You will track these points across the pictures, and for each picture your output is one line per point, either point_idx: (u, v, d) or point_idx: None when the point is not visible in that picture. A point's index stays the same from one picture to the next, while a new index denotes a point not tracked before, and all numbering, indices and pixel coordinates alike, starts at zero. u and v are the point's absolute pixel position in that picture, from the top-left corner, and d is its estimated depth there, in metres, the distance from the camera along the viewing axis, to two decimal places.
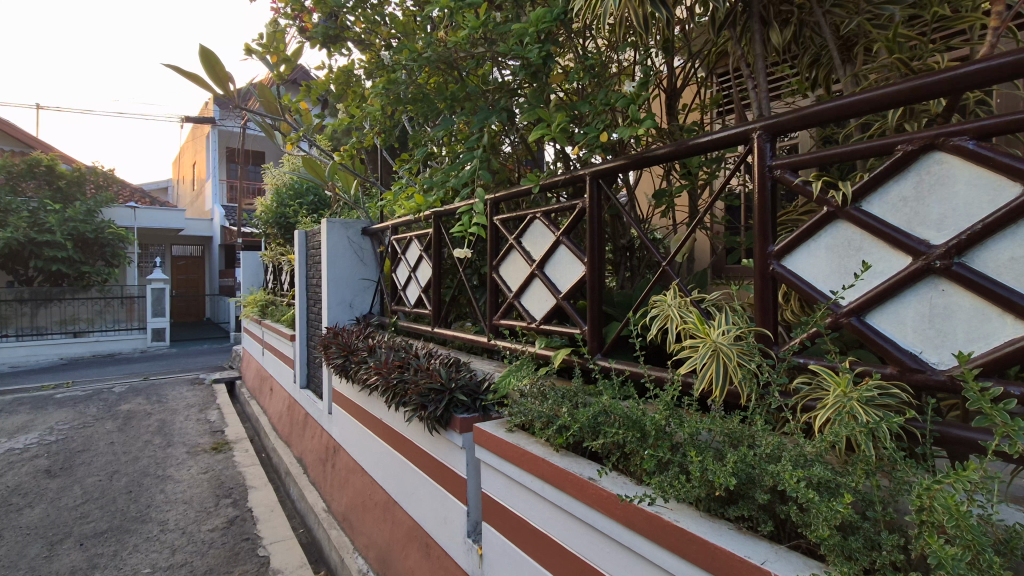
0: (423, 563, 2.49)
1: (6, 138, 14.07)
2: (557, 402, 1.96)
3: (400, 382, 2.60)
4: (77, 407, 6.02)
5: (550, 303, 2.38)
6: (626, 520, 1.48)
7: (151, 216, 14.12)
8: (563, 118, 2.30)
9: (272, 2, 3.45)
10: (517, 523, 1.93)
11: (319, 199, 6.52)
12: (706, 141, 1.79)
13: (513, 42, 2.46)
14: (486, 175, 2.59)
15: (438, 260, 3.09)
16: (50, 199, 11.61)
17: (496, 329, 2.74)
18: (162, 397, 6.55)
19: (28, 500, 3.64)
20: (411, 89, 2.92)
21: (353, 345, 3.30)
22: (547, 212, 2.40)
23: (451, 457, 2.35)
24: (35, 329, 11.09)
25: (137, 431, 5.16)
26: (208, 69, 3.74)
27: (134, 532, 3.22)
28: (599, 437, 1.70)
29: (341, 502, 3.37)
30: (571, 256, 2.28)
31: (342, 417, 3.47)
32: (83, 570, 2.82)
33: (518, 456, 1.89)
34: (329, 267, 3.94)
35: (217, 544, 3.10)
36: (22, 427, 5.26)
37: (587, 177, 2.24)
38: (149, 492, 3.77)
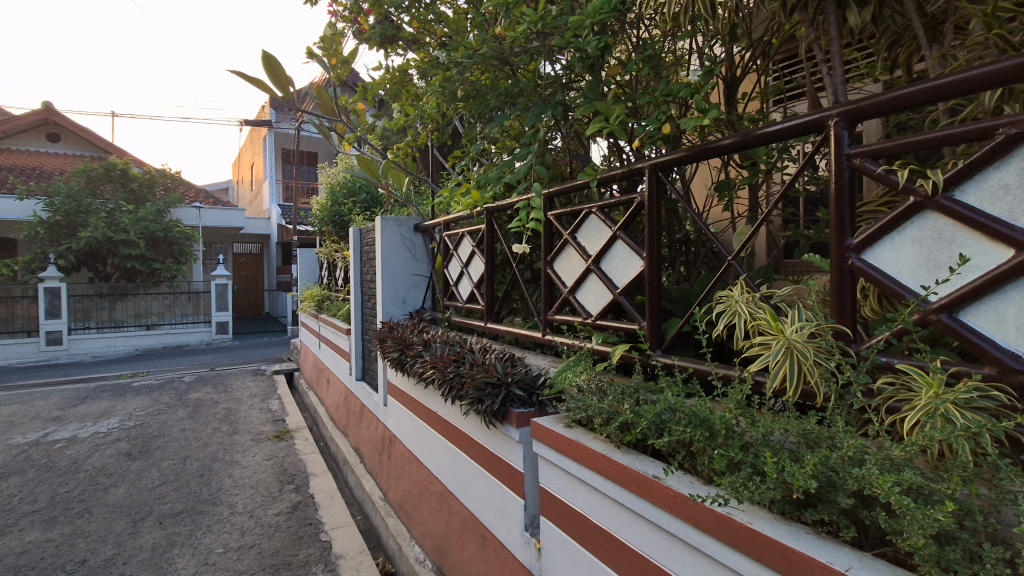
0: (480, 554, 2.52)
1: (84, 144, 15.17)
2: (617, 398, 1.94)
3: (456, 375, 2.64)
4: (152, 395, 6.45)
5: (607, 298, 2.36)
6: (694, 520, 1.45)
7: (214, 215, 14.90)
8: (621, 110, 2.26)
9: (329, 5, 3.54)
10: (577, 520, 1.93)
11: (371, 197, 6.68)
12: (775, 131, 1.71)
13: (571, 35, 2.43)
14: (541, 169, 2.58)
15: (491, 255, 3.12)
16: (125, 200, 12.40)
17: (550, 324, 2.74)
18: (226, 387, 6.92)
19: (113, 480, 3.92)
20: (466, 84, 2.92)
21: (408, 339, 3.38)
22: (603, 206, 2.37)
23: (507, 451, 2.37)
24: (113, 322, 11.91)
25: (206, 418, 5.47)
26: (270, 73, 3.89)
27: (207, 513, 3.41)
28: (664, 435, 1.67)
29: (397, 491, 3.46)
30: (629, 251, 2.25)
31: (398, 410, 3.56)
32: (164, 547, 3.01)
33: (578, 452, 1.88)
34: (383, 263, 4.03)
35: (283, 528, 3.25)
36: (105, 413, 5.68)
37: (647, 170, 2.18)
38: (219, 476, 3.99)
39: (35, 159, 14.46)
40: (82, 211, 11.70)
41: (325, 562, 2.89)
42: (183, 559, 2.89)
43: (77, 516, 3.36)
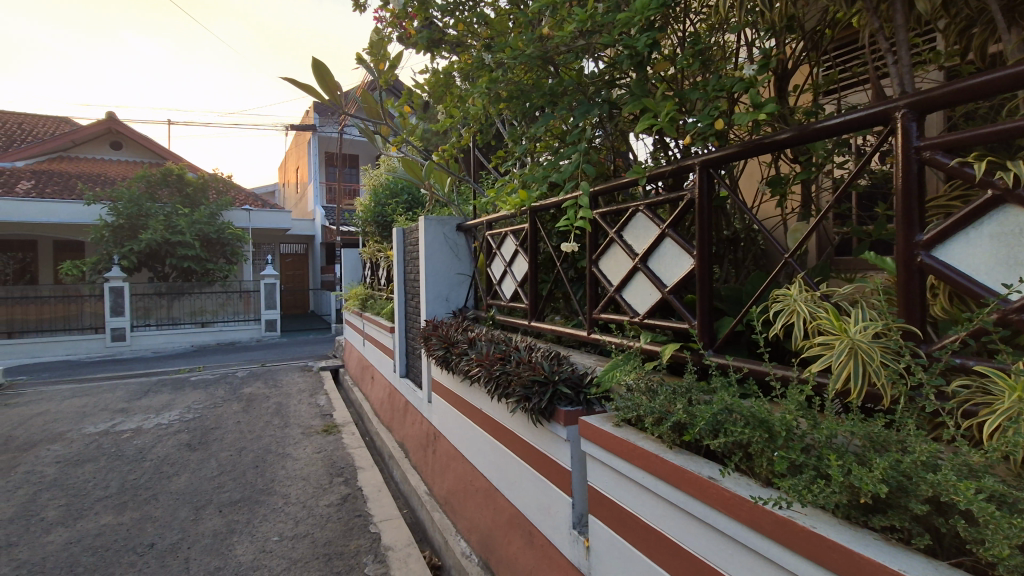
0: (526, 550, 2.55)
1: (142, 151, 16.02)
2: (668, 398, 1.92)
3: (502, 373, 2.66)
4: (208, 389, 6.77)
5: (655, 297, 2.33)
6: (753, 523, 1.42)
7: (264, 217, 15.41)
8: (671, 107, 2.23)
9: (376, 11, 3.62)
10: (627, 519, 1.93)
11: (412, 197, 6.79)
12: (837, 124, 1.65)
13: (620, 34, 2.42)
14: (588, 168, 2.55)
15: (535, 254, 3.14)
16: (181, 204, 13.03)
17: (595, 323, 2.73)
18: (277, 382, 7.20)
19: (175, 469, 4.14)
20: (511, 84, 2.94)
21: (452, 337, 3.44)
22: (651, 204, 2.35)
23: (555, 449, 2.38)
24: (171, 320, 12.53)
25: (258, 412, 5.71)
26: (319, 79, 4.02)
27: (263, 503, 3.56)
28: (720, 436, 1.65)
29: (442, 486, 3.53)
30: (678, 249, 2.22)
31: (442, 407, 3.62)
32: (224, 534, 3.16)
33: (628, 451, 1.88)
34: (426, 263, 4.09)
35: (334, 518, 3.36)
36: (166, 405, 6.00)
37: (697, 167, 2.14)
38: (273, 468, 4.16)
39: (99, 167, 15.37)
40: (142, 215, 12.38)
41: (375, 553, 2.98)
42: (242, 545, 3.04)
43: (144, 502, 3.57)
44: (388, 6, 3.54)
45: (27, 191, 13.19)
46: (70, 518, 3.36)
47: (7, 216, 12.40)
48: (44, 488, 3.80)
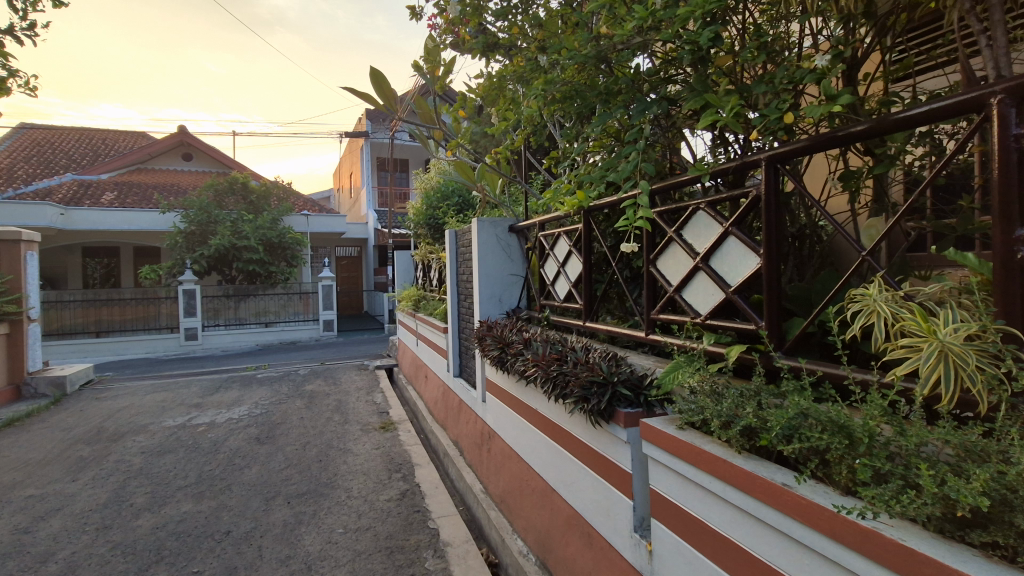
0: (585, 552, 2.54)
1: (210, 161, 17.04)
2: (736, 401, 1.87)
3: (560, 373, 2.66)
4: (273, 386, 7.12)
5: (718, 298, 2.27)
6: (832, 533, 1.36)
7: (321, 222, 16.07)
8: (737, 102, 2.16)
9: (430, 19, 3.70)
10: (692, 524, 1.89)
11: (464, 200, 6.90)
12: (919, 113, 1.55)
13: (679, 29, 2.38)
14: (648, 167, 2.48)
15: (589, 254, 3.12)
16: (246, 210, 13.78)
17: (654, 324, 2.68)
18: (336, 380, 7.48)
19: (247, 461, 4.39)
20: (566, 84, 2.93)
21: (508, 338, 3.47)
22: (712, 202, 2.28)
23: (614, 451, 2.35)
24: (237, 320, 13.24)
25: (320, 409, 5.96)
26: (377, 88, 4.15)
27: (327, 496, 3.72)
28: (794, 441, 1.58)
29: (497, 485, 3.58)
30: (742, 248, 2.14)
31: (497, 406, 3.66)
32: (294, 524, 3.32)
33: (693, 455, 1.84)
34: (480, 265, 4.15)
35: (394, 513, 3.47)
36: (236, 401, 6.36)
37: (763, 162, 2.06)
38: (335, 462, 4.33)
39: (172, 178, 16.47)
40: (212, 221, 13.20)
41: (435, 548, 3.05)
42: (310, 536, 3.18)
43: (220, 492, 3.80)
44: (443, 14, 3.61)
45: (110, 202, 14.29)
46: (156, 504, 3.62)
47: (94, 225, 13.47)
48: (132, 476, 4.12)
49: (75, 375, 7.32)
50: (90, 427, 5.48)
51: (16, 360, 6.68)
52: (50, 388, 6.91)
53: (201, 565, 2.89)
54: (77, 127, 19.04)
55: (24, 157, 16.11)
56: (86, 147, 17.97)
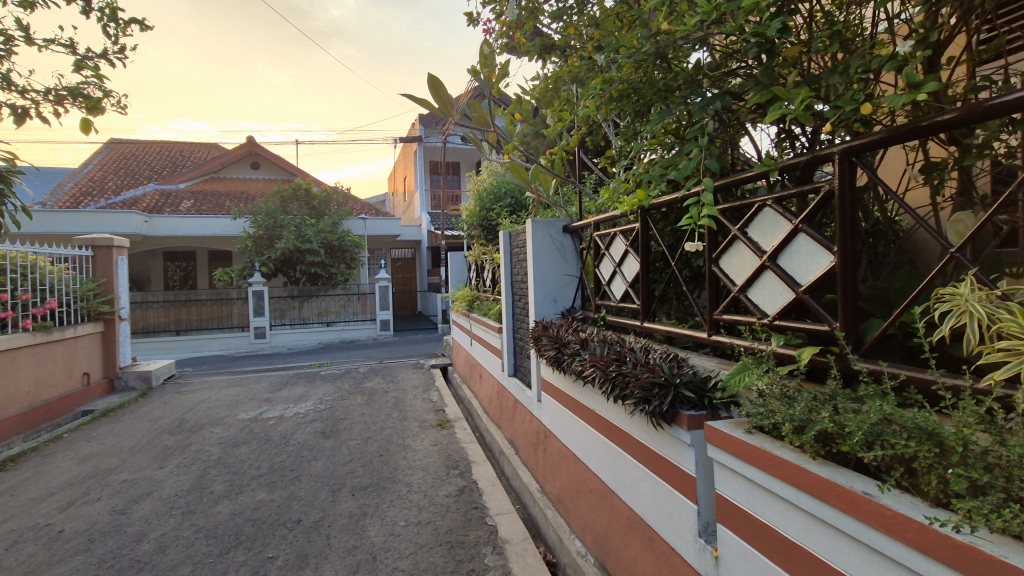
0: (646, 555, 2.51)
1: (275, 169, 17.99)
2: (809, 405, 1.80)
3: (619, 374, 2.64)
4: (336, 383, 7.43)
5: (788, 297, 2.18)
6: (921, 547, 1.29)
7: (378, 224, 16.60)
8: (808, 93, 2.06)
9: (485, 24, 3.75)
10: (763, 532, 1.82)
11: (517, 201, 6.95)
12: (1017, 99, 1.44)
13: (744, 22, 2.30)
14: (711, 163, 2.41)
15: (647, 253, 3.07)
16: (309, 215, 14.44)
17: (716, 324, 2.61)
18: (394, 378, 7.72)
19: (314, 454, 4.61)
20: (623, 83, 2.90)
21: (564, 338, 3.48)
22: (780, 199, 2.20)
23: (677, 454, 2.31)
24: (301, 320, 13.89)
25: (380, 405, 6.18)
26: (434, 93, 4.24)
27: (389, 489, 3.85)
28: (876, 448, 1.51)
29: (554, 485, 3.59)
30: (814, 245, 2.05)
31: (553, 407, 3.68)
32: (358, 515, 3.46)
33: (764, 460, 1.78)
34: (535, 265, 4.18)
35: (453, 509, 3.55)
36: (302, 397, 6.68)
37: (837, 155, 1.96)
38: (396, 457, 4.48)
39: (242, 186, 17.49)
40: (277, 226, 13.94)
41: (494, 545, 3.09)
42: (374, 528, 3.30)
43: (290, 482, 4.01)
44: (499, 18, 3.66)
45: (188, 209, 15.36)
46: (233, 492, 3.87)
47: (172, 231, 14.49)
48: (212, 465, 4.41)
49: (159, 370, 7.90)
50: (174, 418, 5.91)
51: (110, 356, 7.29)
52: (138, 381, 7.50)
53: (275, 551, 3.06)
54: (158, 140, 20.55)
55: (113, 170, 17.55)
56: (167, 159, 19.40)
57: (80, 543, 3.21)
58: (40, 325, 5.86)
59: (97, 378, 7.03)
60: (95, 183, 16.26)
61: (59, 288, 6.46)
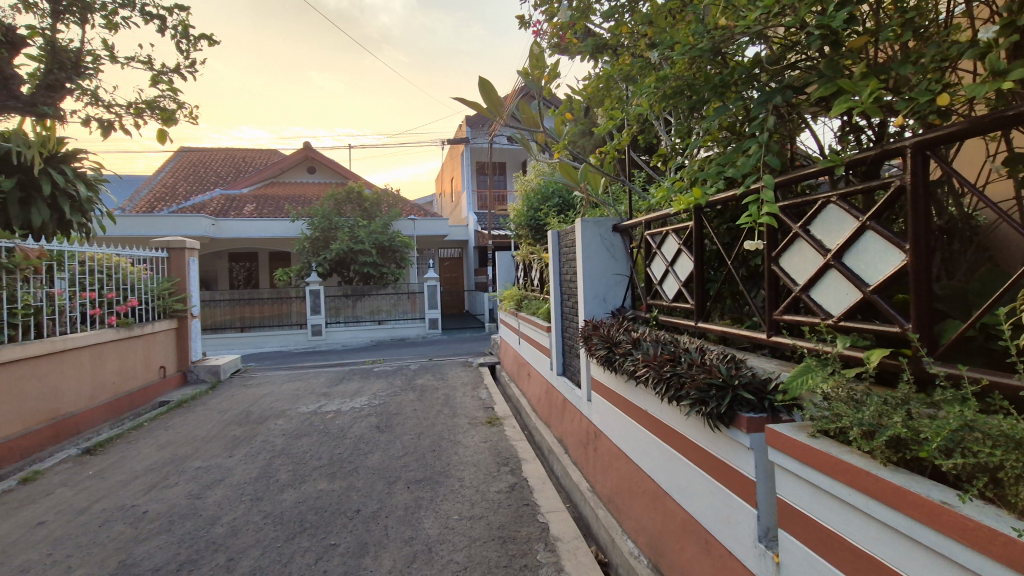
0: (701, 558, 2.48)
1: (329, 173, 18.69)
2: (879, 410, 1.73)
3: (673, 375, 2.62)
4: (388, 379, 7.68)
5: (854, 297, 2.10)
6: (1007, 560, 1.23)
7: (427, 225, 16.95)
8: (879, 85, 1.97)
9: (536, 25, 3.78)
10: (830, 539, 1.77)
11: (564, 200, 6.95)
12: None
13: (807, 14, 2.23)
14: (772, 160, 2.34)
15: (701, 252, 3.02)
16: (361, 217, 14.93)
17: (776, 325, 2.55)
18: (444, 375, 7.90)
19: (370, 447, 4.79)
20: (676, 80, 2.85)
21: (615, 337, 3.47)
22: (846, 195, 2.11)
23: (735, 457, 2.27)
24: (354, 318, 14.39)
25: (431, 401, 6.34)
26: (485, 95, 4.31)
27: (442, 483, 3.96)
28: (956, 456, 1.44)
29: (605, 485, 3.59)
30: (884, 244, 1.97)
31: (604, 406, 3.68)
32: (414, 508, 3.58)
33: (829, 465, 1.73)
34: (585, 264, 4.18)
35: (505, 505, 3.61)
36: (358, 392, 6.94)
37: (909, 149, 1.86)
38: (448, 453, 4.59)
39: (298, 189, 18.28)
40: (332, 228, 14.52)
41: (546, 542, 3.13)
42: (429, 520, 3.41)
43: (349, 474, 4.18)
44: (550, 20, 3.69)
45: (250, 213, 16.21)
46: (297, 481, 4.08)
47: (236, 233, 15.32)
48: (277, 455, 4.66)
49: (227, 364, 8.39)
50: (241, 410, 6.27)
51: (183, 351, 7.80)
52: (208, 374, 8.00)
53: (337, 538, 3.21)
54: (222, 148, 21.77)
55: (184, 177, 18.74)
56: (230, 165, 20.52)
57: (162, 523, 3.48)
58: (122, 322, 6.34)
59: (172, 371, 7.54)
60: (168, 189, 17.41)
61: (139, 287, 6.97)
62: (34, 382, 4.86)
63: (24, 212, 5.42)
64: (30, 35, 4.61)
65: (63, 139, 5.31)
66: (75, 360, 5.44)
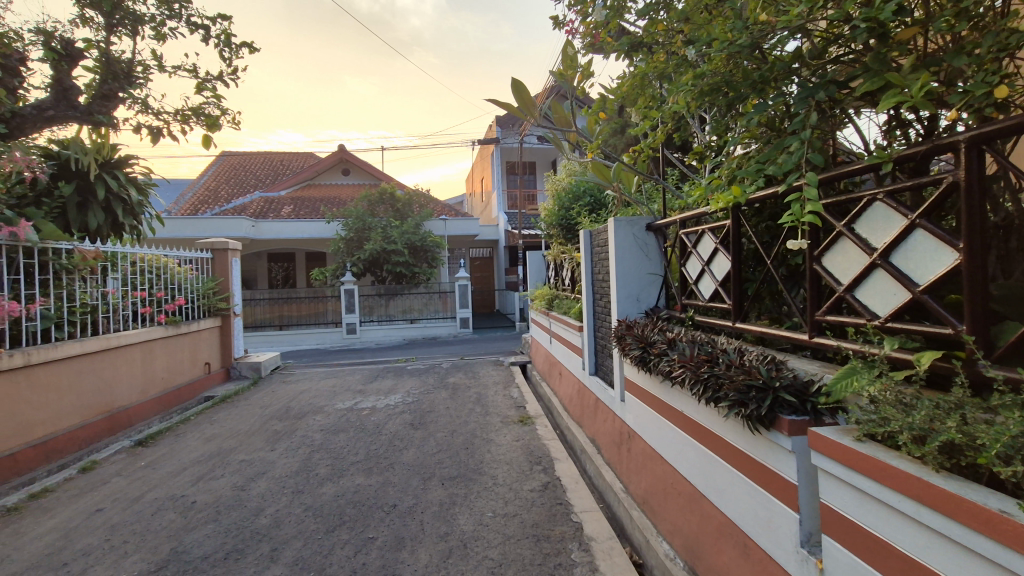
0: (740, 561, 2.45)
1: (362, 175, 19.06)
2: (931, 414, 1.68)
3: (711, 376, 2.58)
4: (421, 378, 7.80)
5: (902, 297, 2.03)
6: None
7: (458, 225, 17.10)
8: (930, 78, 1.90)
9: (569, 24, 3.78)
10: (878, 546, 1.72)
11: (595, 199, 6.92)
12: None
13: (853, 7, 2.17)
14: (815, 157, 2.28)
15: (739, 251, 2.97)
16: (394, 218, 15.19)
17: (817, 325, 2.49)
18: (476, 374, 7.97)
19: (405, 443, 4.88)
20: (714, 76, 2.81)
21: (649, 337, 3.44)
22: (893, 192, 2.05)
23: (776, 460, 2.23)
24: (387, 317, 14.65)
25: (464, 400, 6.41)
26: (517, 96, 4.33)
27: (475, 481, 4.00)
28: (1016, 464, 1.38)
29: (639, 486, 3.57)
30: (935, 242, 1.90)
31: (637, 407, 3.66)
32: (448, 504, 3.64)
33: (877, 470, 1.68)
34: (619, 264, 4.16)
35: (538, 503, 3.63)
36: (392, 389, 7.07)
37: (963, 144, 1.79)
38: (481, 450, 4.64)
39: (333, 191, 18.71)
40: (365, 228, 14.82)
41: (580, 542, 3.13)
42: (463, 517, 3.46)
43: (385, 469, 4.28)
44: (584, 19, 3.68)
45: (287, 214, 16.68)
46: (335, 475, 4.20)
47: (274, 234, 15.79)
48: (316, 449, 4.80)
49: (267, 361, 8.68)
50: (281, 405, 6.48)
51: (226, 348, 8.10)
52: (250, 371, 8.29)
53: (375, 532, 3.29)
54: (261, 152, 22.47)
55: (225, 180, 19.42)
56: (269, 168, 21.15)
57: (210, 513, 3.63)
58: (170, 320, 6.63)
59: (216, 367, 7.85)
60: (210, 192, 18.08)
61: (185, 286, 7.27)
62: (91, 377, 5.13)
63: (82, 216, 5.72)
64: (87, 48, 4.87)
65: (116, 146, 5.59)
66: (127, 355, 5.72)
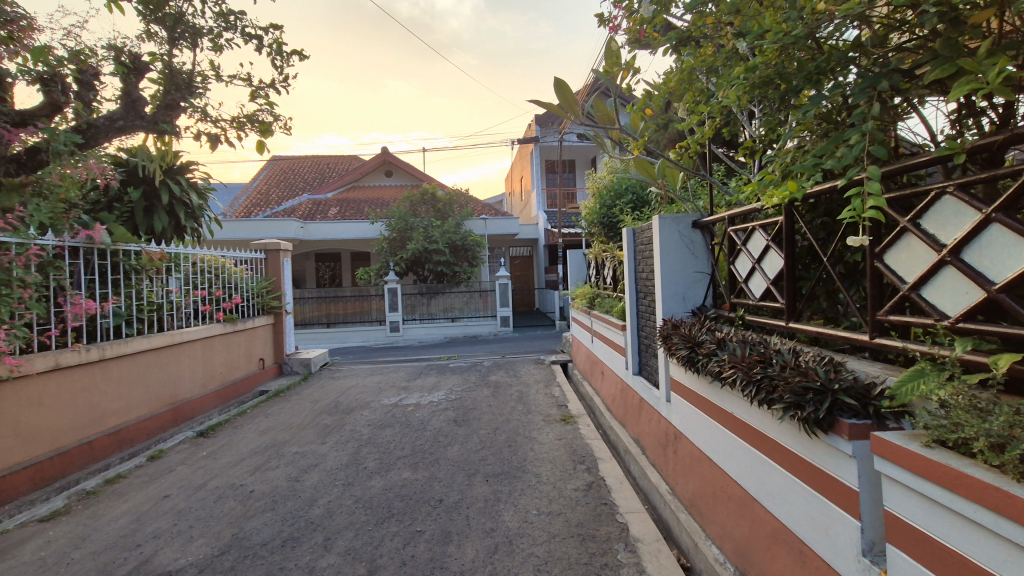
0: (795, 569, 2.38)
1: (404, 176, 19.43)
2: (1010, 421, 1.58)
3: (764, 377, 2.51)
4: (464, 375, 7.89)
5: (975, 296, 1.92)
6: None
7: (498, 224, 17.16)
8: (1009, 63, 1.77)
9: (613, 20, 3.74)
10: (951, 557, 1.63)
11: (638, 196, 6.82)
12: None
13: None
14: (878, 150, 2.18)
15: (792, 248, 2.87)
16: (435, 218, 15.43)
17: (878, 325, 2.38)
18: (517, 372, 7.99)
19: (450, 440, 4.96)
20: (765, 69, 2.72)
21: (697, 337, 3.38)
22: (965, 185, 1.93)
23: (834, 465, 2.15)
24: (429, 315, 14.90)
25: (506, 398, 6.45)
26: (559, 95, 4.33)
27: (519, 478, 4.03)
28: None
29: (686, 488, 3.51)
30: (1013, 238, 1.78)
31: (684, 407, 3.59)
32: (493, 500, 3.68)
33: (948, 478, 1.60)
34: (664, 262, 4.09)
35: (582, 502, 3.62)
36: (435, 387, 7.19)
37: None
38: (524, 448, 4.67)
39: (377, 192, 19.14)
40: (408, 228, 15.10)
41: (626, 542, 3.11)
42: (508, 513, 3.49)
43: (431, 464, 4.37)
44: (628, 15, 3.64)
45: (333, 216, 17.19)
46: (383, 469, 4.31)
47: (322, 235, 16.32)
48: (365, 444, 4.95)
49: (316, 358, 8.98)
50: (330, 401, 6.70)
51: (278, 345, 8.44)
52: (300, 367, 8.60)
53: (423, 525, 3.36)
54: (309, 156, 23.23)
55: (275, 184, 20.18)
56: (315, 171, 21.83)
57: (267, 502, 3.81)
58: (226, 318, 6.96)
59: (269, 363, 8.19)
60: (262, 195, 18.83)
61: (240, 286, 7.60)
62: (156, 371, 5.44)
63: (148, 220, 6.08)
64: (152, 61, 5.15)
65: (178, 153, 5.90)
66: (188, 350, 6.04)
